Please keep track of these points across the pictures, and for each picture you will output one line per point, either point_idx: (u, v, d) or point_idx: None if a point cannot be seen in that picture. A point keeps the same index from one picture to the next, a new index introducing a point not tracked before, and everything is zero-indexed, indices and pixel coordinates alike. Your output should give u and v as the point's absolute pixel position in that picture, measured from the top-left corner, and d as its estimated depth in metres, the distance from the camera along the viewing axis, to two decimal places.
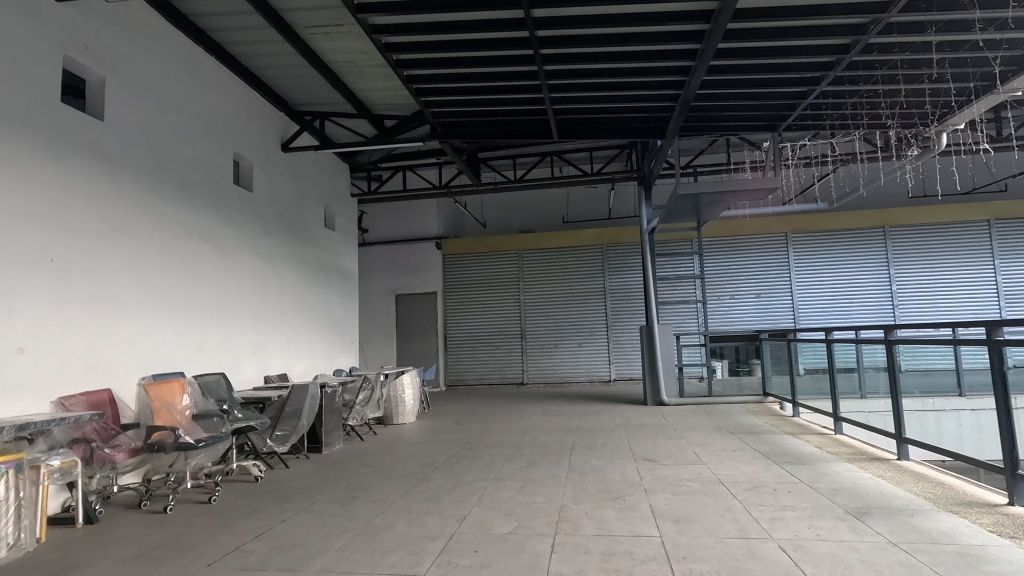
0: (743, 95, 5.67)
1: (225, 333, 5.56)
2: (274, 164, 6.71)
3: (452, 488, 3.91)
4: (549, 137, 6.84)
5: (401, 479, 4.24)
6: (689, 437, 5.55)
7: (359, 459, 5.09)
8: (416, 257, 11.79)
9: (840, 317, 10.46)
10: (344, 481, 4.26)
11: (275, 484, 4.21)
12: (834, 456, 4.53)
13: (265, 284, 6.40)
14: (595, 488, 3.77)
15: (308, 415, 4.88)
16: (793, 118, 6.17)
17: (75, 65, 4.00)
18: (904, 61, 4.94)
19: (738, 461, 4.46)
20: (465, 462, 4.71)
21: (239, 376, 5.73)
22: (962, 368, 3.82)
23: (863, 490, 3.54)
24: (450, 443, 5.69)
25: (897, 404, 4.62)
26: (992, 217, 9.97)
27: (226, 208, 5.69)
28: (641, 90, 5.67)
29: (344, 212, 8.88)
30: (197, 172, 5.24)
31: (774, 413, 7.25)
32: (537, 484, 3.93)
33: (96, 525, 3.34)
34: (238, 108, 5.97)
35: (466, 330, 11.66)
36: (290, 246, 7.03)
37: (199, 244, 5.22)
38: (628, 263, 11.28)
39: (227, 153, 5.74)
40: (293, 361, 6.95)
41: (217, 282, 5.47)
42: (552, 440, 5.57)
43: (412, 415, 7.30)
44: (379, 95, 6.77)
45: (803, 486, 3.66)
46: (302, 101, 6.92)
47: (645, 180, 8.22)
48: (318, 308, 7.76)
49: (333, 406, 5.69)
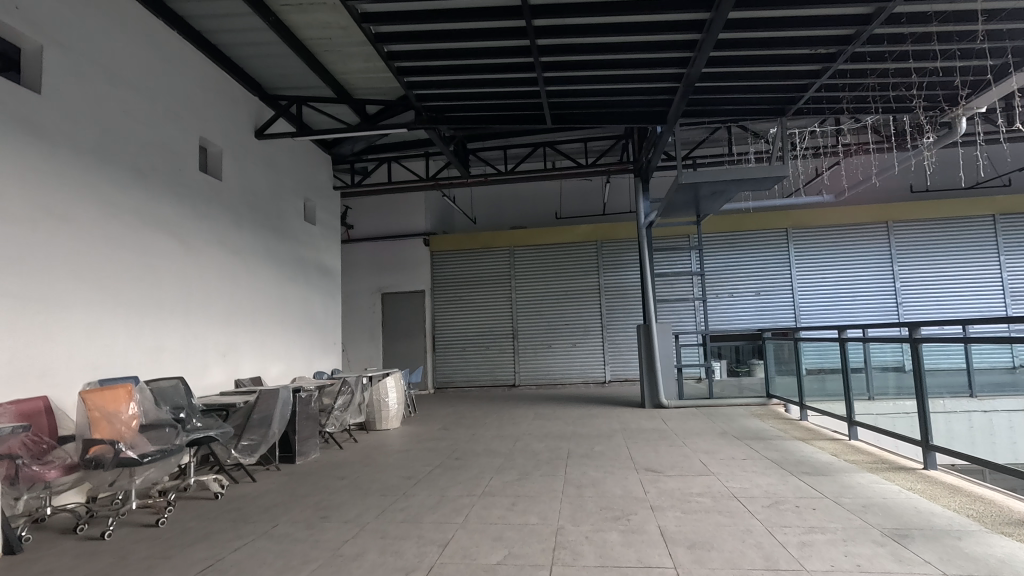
0: (753, 74, 5.12)
1: (188, 335, 5.09)
2: (247, 152, 6.23)
3: (435, 506, 3.48)
4: (542, 124, 6.35)
5: (379, 494, 3.81)
6: (692, 444, 5.16)
7: (334, 471, 4.64)
8: (403, 254, 11.35)
9: (842, 315, 10.14)
10: (315, 497, 3.82)
11: (236, 502, 3.76)
12: (854, 466, 4.14)
13: (236, 281, 5.93)
14: (595, 505, 3.36)
15: (278, 423, 4.46)
16: (805, 100, 5.59)
17: (3, 29, 3.53)
18: (939, 33, 4.36)
19: (750, 472, 4.07)
20: (451, 474, 4.29)
21: (206, 380, 5.27)
22: (972, 368, 3.75)
23: (896, 506, 3.15)
24: (436, 451, 5.27)
25: (921, 407, 4.18)
26: (997, 212, 9.70)
27: (189, 198, 5.21)
28: (640, 72, 5.20)
29: (326, 206, 8.41)
30: (155, 156, 4.77)
31: (779, 416, 6.87)
32: (530, 501, 3.51)
33: (19, 556, 2.88)
34: (203, 88, 5.50)
35: (455, 330, 11.22)
36: (265, 241, 6.57)
37: (157, 236, 4.76)
38: (623, 259, 10.89)
39: (191, 137, 5.27)
40: (268, 364, 6.49)
41: (179, 278, 5.01)
42: (546, 447, 5.17)
43: (397, 419, 6.86)
44: (361, 77, 6.31)
45: (828, 502, 3.27)
46: (278, 83, 6.45)
47: (643, 171, 7.80)
48: (296, 306, 7.29)
49: (308, 412, 5.23)
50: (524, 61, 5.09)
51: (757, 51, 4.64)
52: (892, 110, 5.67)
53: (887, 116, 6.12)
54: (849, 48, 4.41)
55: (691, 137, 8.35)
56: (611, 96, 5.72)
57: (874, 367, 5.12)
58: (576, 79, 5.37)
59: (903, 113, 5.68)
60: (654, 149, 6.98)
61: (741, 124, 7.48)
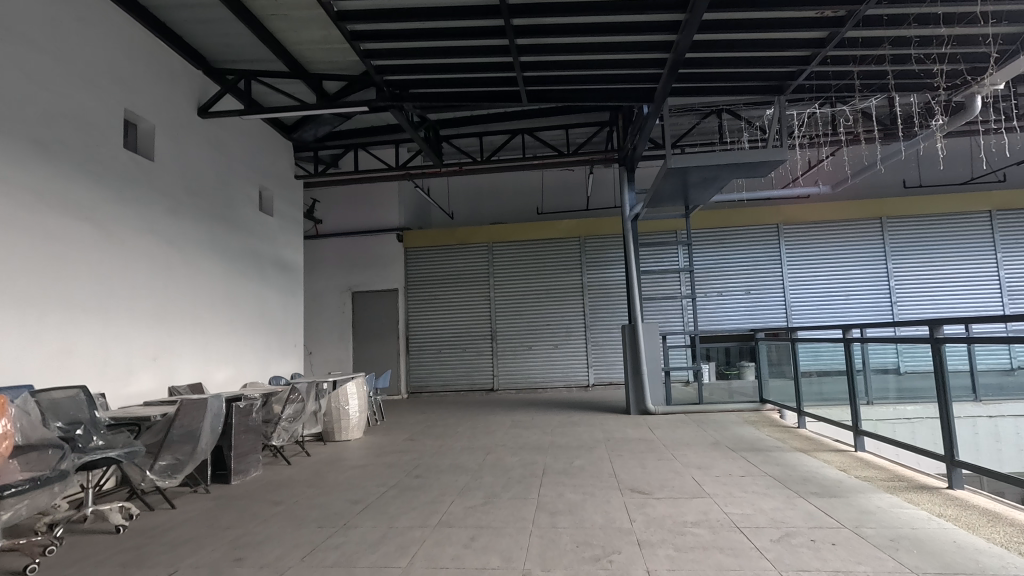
0: (752, 41, 4.49)
1: (107, 336, 4.40)
2: (186, 131, 5.56)
3: (376, 543, 2.87)
4: (518, 102, 5.72)
5: (314, 526, 3.20)
6: (682, 457, 4.61)
7: (270, 493, 3.99)
8: (375, 250, 10.69)
9: (835, 316, 9.71)
10: (236, 531, 3.17)
11: (139, 538, 3.11)
12: (869, 485, 3.60)
13: (171, 275, 5.25)
14: (571, 540, 2.78)
15: (208, 436, 3.88)
16: (806, 75, 5.02)
17: None
18: None
19: (750, 492, 3.52)
20: (406, 498, 3.69)
21: (129, 388, 4.58)
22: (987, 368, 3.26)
23: (933, 543, 2.61)
24: (395, 468, 4.65)
25: (944, 412, 3.54)
26: (993, 207, 9.34)
27: (110, 178, 4.53)
28: (629, 40, 4.61)
29: (285, 196, 7.73)
30: (66, 128, 4.11)
31: (774, 423, 6.33)
32: (494, 534, 2.93)
33: None
34: (131, 56, 4.84)
35: (430, 331, 10.59)
36: (209, 232, 5.89)
37: (65, 222, 4.07)
38: (607, 256, 10.36)
39: (113, 110, 4.59)
40: (211, 368, 5.80)
41: (97, 271, 4.34)
42: (519, 462, 4.59)
43: (358, 429, 6.25)
44: (315, 50, 5.68)
45: (850, 534, 2.74)
46: (223, 55, 5.79)
47: (629, 160, 7.29)
48: (247, 304, 6.60)
49: (248, 424, 4.57)
50: (495, 23, 4.45)
51: (759, 12, 4.06)
52: (905, 87, 5.14)
53: (891, 98, 5.65)
54: (863, 7, 3.82)
55: (679, 124, 7.83)
56: (594, 71, 5.11)
57: (871, 369, 4.65)
58: (555, 47, 4.72)
59: (917, 90, 5.17)
60: (641, 132, 6.26)
61: (732, 109, 6.96)
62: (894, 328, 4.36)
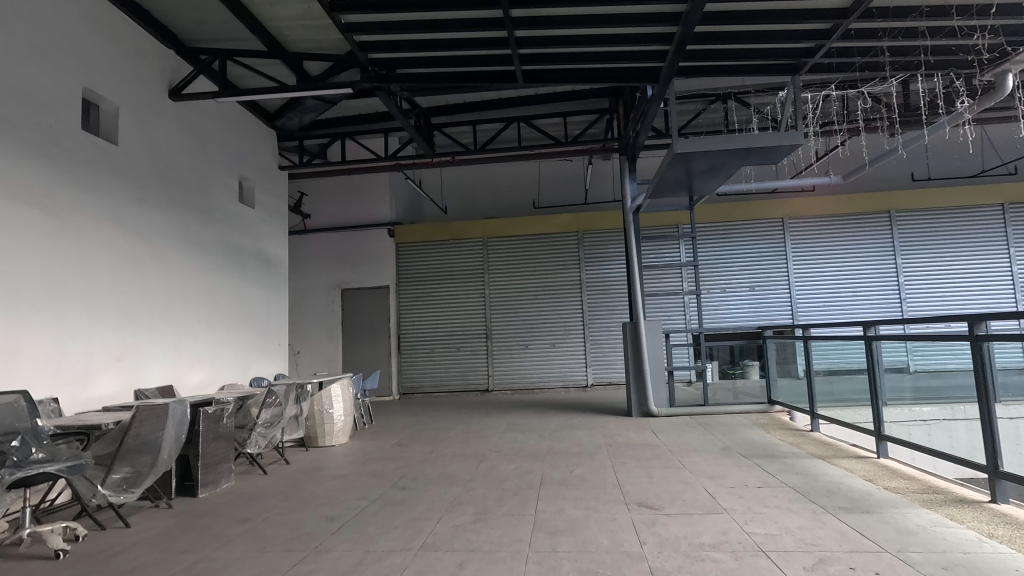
0: (767, 11, 4.09)
1: (61, 336, 4.00)
2: (155, 115, 5.16)
3: (349, 571, 2.50)
4: (513, 83, 5.34)
5: (282, 549, 2.82)
6: (691, 465, 4.25)
7: (238, 508, 3.60)
8: (365, 246, 10.29)
9: (841, 313, 9.39)
10: (192, 556, 2.79)
11: (80, 565, 2.72)
12: (902, 498, 3.25)
13: (138, 270, 4.86)
14: (574, 568, 2.41)
15: (170, 445, 3.51)
16: (824, 52, 4.66)
17: None
18: None
19: (771, 507, 3.16)
20: (389, 514, 3.32)
21: (88, 392, 4.18)
22: None
23: (992, 572, 2.25)
24: (380, 478, 4.27)
25: (986, 416, 3.15)
26: (1005, 200, 9.02)
27: (66, 163, 4.12)
28: (631, 9, 4.19)
29: (268, 187, 7.33)
30: (13, 103, 3.70)
31: (784, 426, 5.96)
32: (484, 560, 2.55)
33: None
34: (90, 28, 4.43)
35: (423, 330, 10.21)
36: (182, 223, 5.49)
37: (13, 209, 3.68)
38: (606, 251, 10.00)
39: (68, 88, 4.17)
40: (184, 370, 5.41)
41: (52, 264, 3.96)
42: (514, 471, 4.23)
43: (344, 433, 5.87)
44: (294, 27, 5.27)
45: (899, 563, 2.36)
46: (196, 32, 5.39)
47: (629, 149, 6.94)
48: (224, 302, 6.20)
49: (219, 431, 4.18)
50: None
51: None
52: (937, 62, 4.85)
53: (913, 78, 5.33)
54: None
55: (682, 112, 7.47)
56: (599, 54, 4.81)
57: (884, 368, 4.32)
58: (552, 21, 4.32)
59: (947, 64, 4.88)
60: (642, 120, 5.98)
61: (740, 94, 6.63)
62: (906, 325, 4.03)
